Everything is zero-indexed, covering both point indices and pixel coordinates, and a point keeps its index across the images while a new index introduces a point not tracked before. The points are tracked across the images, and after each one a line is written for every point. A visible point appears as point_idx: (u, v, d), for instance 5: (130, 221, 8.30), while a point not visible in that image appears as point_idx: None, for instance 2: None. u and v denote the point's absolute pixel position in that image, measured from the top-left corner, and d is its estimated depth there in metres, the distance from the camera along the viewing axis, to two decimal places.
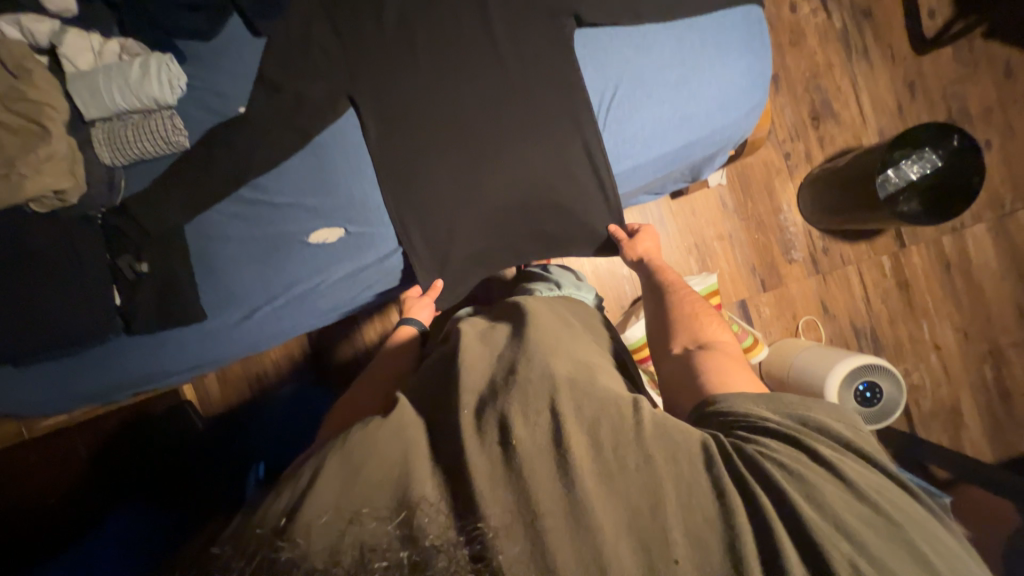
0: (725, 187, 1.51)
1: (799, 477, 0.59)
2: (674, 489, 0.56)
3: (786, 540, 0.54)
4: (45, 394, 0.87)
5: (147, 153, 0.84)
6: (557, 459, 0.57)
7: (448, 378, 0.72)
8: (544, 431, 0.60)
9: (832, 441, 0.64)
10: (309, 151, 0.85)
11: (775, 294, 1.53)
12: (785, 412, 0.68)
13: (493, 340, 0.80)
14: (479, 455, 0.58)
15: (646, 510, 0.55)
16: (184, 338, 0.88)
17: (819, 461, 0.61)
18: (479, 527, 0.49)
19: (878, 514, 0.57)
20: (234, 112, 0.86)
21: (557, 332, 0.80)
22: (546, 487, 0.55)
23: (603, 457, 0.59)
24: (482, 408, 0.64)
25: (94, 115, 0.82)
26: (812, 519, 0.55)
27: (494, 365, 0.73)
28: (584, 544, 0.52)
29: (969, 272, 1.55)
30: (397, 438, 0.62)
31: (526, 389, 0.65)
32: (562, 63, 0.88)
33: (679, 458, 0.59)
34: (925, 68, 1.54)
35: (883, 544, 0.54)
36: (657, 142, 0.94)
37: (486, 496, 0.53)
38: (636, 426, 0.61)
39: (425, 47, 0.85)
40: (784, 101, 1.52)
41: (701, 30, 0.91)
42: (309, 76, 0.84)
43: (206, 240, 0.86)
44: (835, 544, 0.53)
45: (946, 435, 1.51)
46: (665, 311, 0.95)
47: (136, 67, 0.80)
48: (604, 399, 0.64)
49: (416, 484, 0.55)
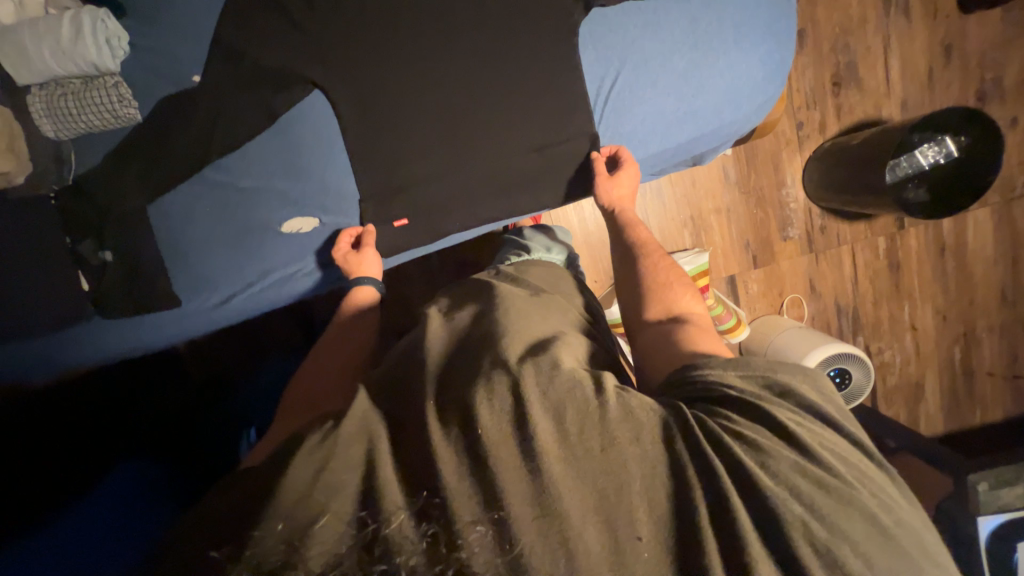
0: (729, 157, 1.43)
1: (757, 447, 0.53)
2: (637, 471, 0.51)
3: (745, 518, 0.49)
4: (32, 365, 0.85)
5: (96, 126, 0.76)
6: (522, 446, 0.52)
7: (411, 361, 0.67)
8: (507, 417, 0.54)
9: (795, 405, 0.57)
10: (274, 132, 0.79)
11: (765, 271, 1.50)
12: (750, 376, 0.60)
13: (455, 322, 0.77)
14: (443, 440, 0.53)
15: (611, 495, 0.50)
16: (160, 321, 0.85)
17: (783, 432, 0.54)
18: (456, 530, 0.47)
19: (842, 483, 0.51)
20: (188, 82, 0.77)
21: (524, 309, 0.76)
22: (512, 478, 0.50)
23: (568, 441, 0.53)
24: (445, 401, 0.57)
25: (30, 80, 0.73)
26: (768, 489, 0.50)
27: (452, 350, 0.69)
28: (550, 533, 0.47)
29: (962, 256, 1.53)
30: (362, 424, 0.56)
31: (492, 374, 0.59)
32: (551, 46, 0.82)
33: (643, 436, 0.53)
34: (966, 31, 1.40)
35: (843, 510, 0.50)
36: (656, 138, 0.90)
37: (456, 493, 0.49)
38: (601, 409, 0.54)
39: (408, 19, 0.79)
40: (807, 62, 1.38)
41: (719, 10, 0.85)
42: (275, 48, 0.76)
43: (171, 223, 0.81)
44: (790, 511, 0.49)
45: (906, 409, 1.59)
46: (635, 276, 0.82)
47: (67, 24, 0.70)
48: (568, 380, 0.58)
49: (387, 485, 0.50)
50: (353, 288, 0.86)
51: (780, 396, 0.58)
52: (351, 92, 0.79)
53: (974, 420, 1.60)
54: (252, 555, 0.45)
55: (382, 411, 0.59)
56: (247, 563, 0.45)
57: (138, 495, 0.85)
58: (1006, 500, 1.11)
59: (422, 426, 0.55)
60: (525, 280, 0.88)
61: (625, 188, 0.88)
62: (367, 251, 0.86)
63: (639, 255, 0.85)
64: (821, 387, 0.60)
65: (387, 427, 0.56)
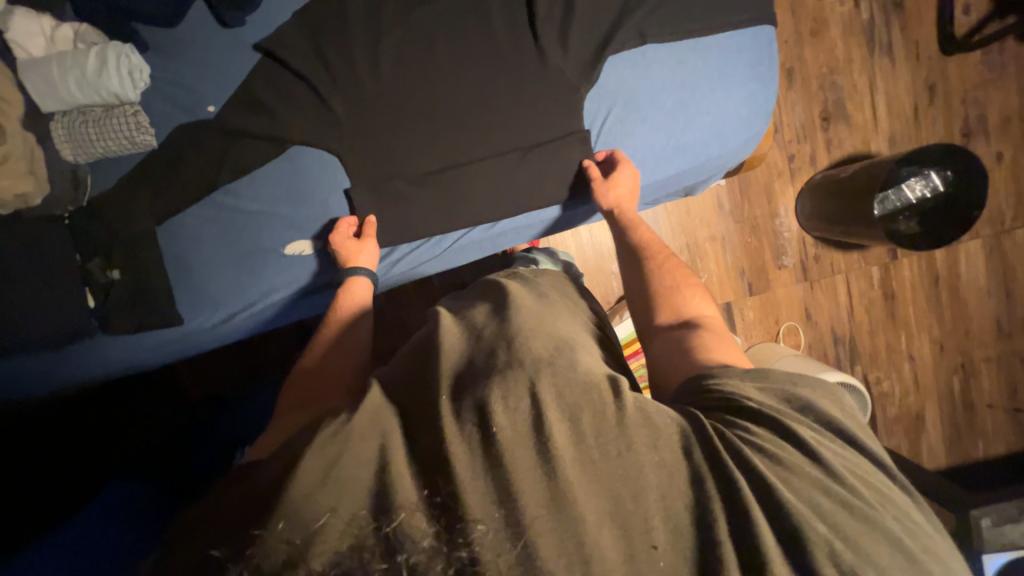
0: (723, 187, 1.47)
1: (779, 462, 0.52)
2: (654, 477, 0.50)
3: (762, 522, 0.48)
4: (36, 377, 0.86)
5: (111, 151, 0.81)
6: (539, 447, 0.50)
7: (424, 353, 0.65)
8: (524, 418, 0.52)
9: (816, 423, 0.57)
10: (282, 160, 0.84)
11: (760, 298, 1.51)
12: (768, 389, 0.60)
13: (469, 321, 0.71)
14: (458, 440, 0.50)
15: (627, 498, 0.49)
16: (162, 339, 0.87)
17: (800, 444, 0.54)
18: (462, 526, 0.45)
19: (862, 501, 0.51)
20: (203, 112, 0.83)
21: (538, 310, 0.72)
22: (527, 479, 0.48)
23: (583, 443, 0.51)
24: (460, 396, 0.54)
25: (53, 108, 0.77)
26: (790, 503, 0.49)
27: (471, 347, 0.64)
28: (567, 535, 0.46)
29: (956, 286, 1.55)
30: (374, 419, 0.53)
31: (507, 372, 0.56)
32: (552, 78, 0.86)
33: (660, 444, 0.52)
34: (949, 70, 1.46)
35: (863, 529, 0.49)
36: (647, 170, 0.94)
37: (469, 490, 0.47)
38: (618, 414, 0.53)
39: (413, 54, 0.84)
40: (796, 98, 1.44)
41: (704, 53, 0.89)
42: (291, 81, 0.82)
43: (179, 244, 0.84)
44: (813, 529, 0.48)
45: (907, 440, 1.56)
46: (645, 277, 0.84)
47: (94, 57, 0.75)
48: (584, 382, 0.56)
49: (399, 480, 0.48)
50: (348, 278, 0.85)
51: (799, 411, 0.58)
52: (359, 124, 0.84)
53: (977, 454, 1.57)
54: (253, 553, 0.43)
55: (394, 410, 0.55)
56: (249, 562, 0.43)
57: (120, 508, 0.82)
58: (1009, 536, 1.08)
59: (435, 422, 0.52)
60: (536, 282, 0.85)
61: (620, 188, 0.88)
62: (365, 243, 0.86)
63: (649, 256, 0.86)
64: (841, 404, 0.59)
65: (400, 423, 0.54)
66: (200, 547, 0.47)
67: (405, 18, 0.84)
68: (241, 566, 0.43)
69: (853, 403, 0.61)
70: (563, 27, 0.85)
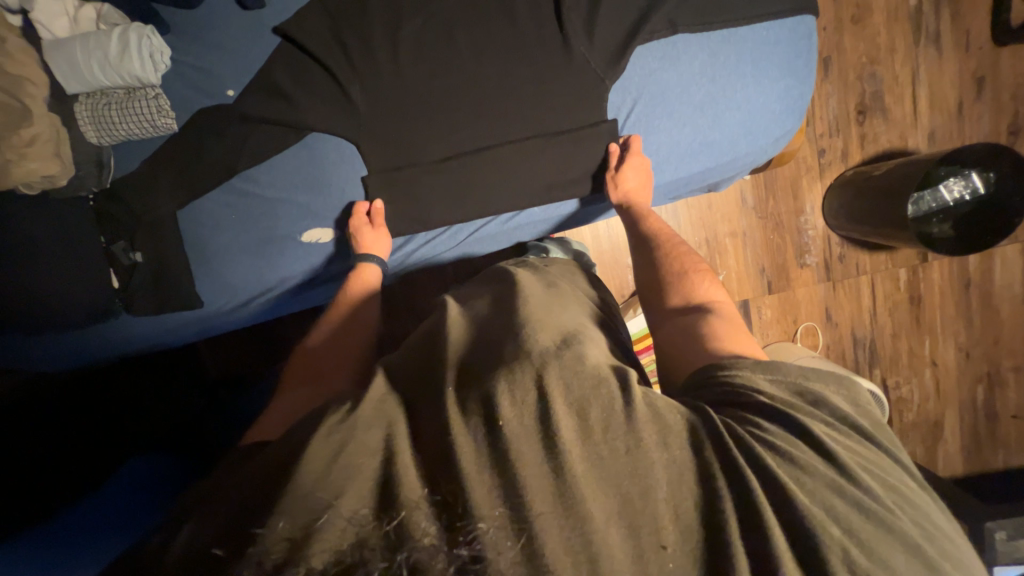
0: (747, 181, 1.42)
1: (793, 462, 0.51)
2: (664, 474, 0.49)
3: (775, 527, 0.47)
4: (67, 349, 0.90)
5: (134, 133, 0.81)
6: (545, 441, 0.49)
7: (434, 343, 0.64)
8: (532, 411, 0.51)
9: (830, 418, 0.55)
10: (300, 147, 0.83)
11: (779, 297, 1.48)
12: (781, 382, 0.58)
13: (475, 310, 0.71)
14: (463, 431, 0.50)
15: (637, 498, 0.48)
16: (183, 319, 0.89)
17: (817, 445, 0.52)
18: (463, 524, 0.45)
19: (883, 508, 0.49)
20: (222, 95, 0.83)
21: (547, 302, 0.71)
22: (533, 472, 0.48)
23: (592, 439, 0.50)
24: (465, 389, 0.54)
25: (77, 89, 0.78)
26: (807, 510, 0.48)
27: (480, 336, 0.64)
28: (573, 533, 0.45)
29: (987, 293, 1.49)
30: (379, 408, 0.55)
31: (515, 364, 0.55)
32: (574, 66, 0.83)
33: (670, 441, 0.51)
34: (1000, 63, 1.37)
35: (882, 537, 0.48)
36: (670, 166, 0.92)
37: (474, 482, 0.47)
38: (626, 408, 0.52)
39: (432, 40, 0.82)
40: (832, 89, 1.37)
41: (738, 44, 0.85)
42: (310, 68, 0.81)
43: (199, 227, 0.85)
44: (829, 536, 0.47)
45: (923, 447, 1.52)
46: (655, 268, 0.83)
47: (115, 39, 0.75)
48: (593, 376, 0.55)
49: (405, 476, 0.48)
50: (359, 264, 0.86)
51: (811, 405, 0.56)
52: (376, 111, 0.82)
53: (996, 464, 1.53)
54: (253, 553, 0.43)
55: (400, 400, 0.56)
56: (249, 560, 0.43)
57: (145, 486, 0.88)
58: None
59: (442, 414, 0.52)
60: (545, 271, 0.84)
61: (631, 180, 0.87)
62: (378, 232, 0.87)
63: (657, 245, 0.86)
64: (853, 397, 0.58)
65: (408, 415, 0.54)
66: (208, 532, 0.48)
67: (426, 3, 0.82)
68: (241, 565, 0.43)
69: (867, 396, 0.59)
70: (590, 13, 0.82)
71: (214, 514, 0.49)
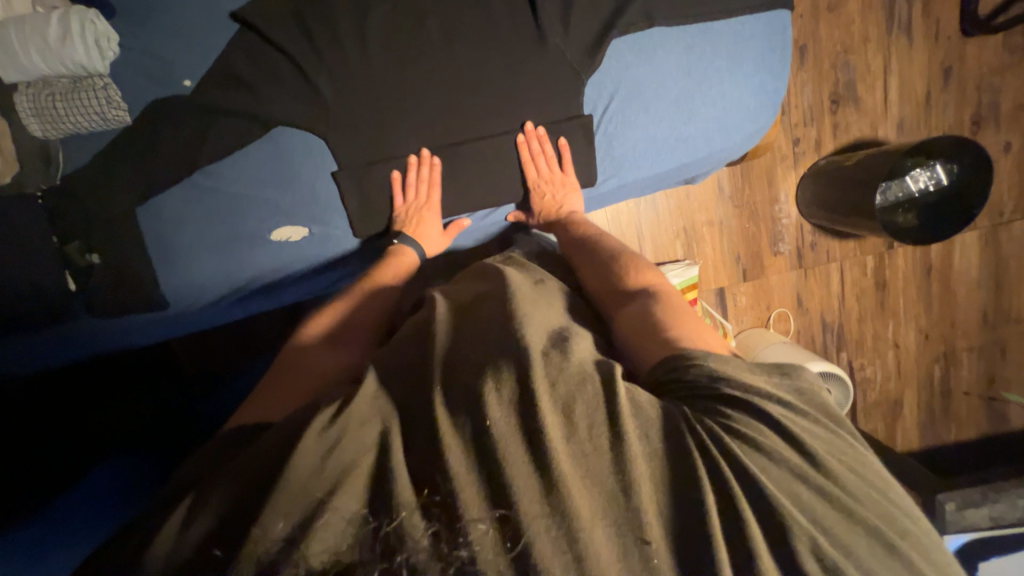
0: (724, 171, 1.43)
1: (765, 452, 0.53)
2: (647, 471, 0.50)
3: (752, 521, 0.49)
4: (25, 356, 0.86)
5: (83, 127, 0.77)
6: (529, 440, 0.49)
7: (416, 343, 0.63)
8: (517, 409, 0.51)
9: (796, 409, 0.56)
10: (267, 141, 0.79)
11: (754, 284, 1.51)
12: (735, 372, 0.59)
13: (461, 308, 0.70)
14: (452, 432, 0.50)
15: (621, 495, 0.49)
16: (151, 321, 0.86)
17: (789, 437, 0.54)
18: (461, 525, 0.45)
19: (853, 498, 0.51)
20: (177, 84, 0.78)
21: (532, 298, 0.70)
22: (522, 473, 0.48)
23: (577, 436, 0.51)
24: (450, 391, 0.53)
25: (16, 78, 0.73)
26: (781, 500, 0.50)
27: (461, 335, 0.63)
28: (561, 532, 0.46)
29: (947, 277, 1.56)
30: (374, 404, 0.54)
31: (502, 363, 0.54)
32: (551, 57, 0.81)
33: (651, 436, 0.53)
34: (967, 54, 1.40)
35: (851, 524, 0.50)
36: (646, 161, 0.91)
37: (462, 483, 0.47)
38: (611, 407, 0.52)
39: (404, 28, 0.79)
40: (807, 78, 1.38)
41: (715, 39, 0.85)
42: (274, 56, 0.77)
43: (159, 226, 0.80)
44: (797, 523, 0.49)
45: (883, 423, 1.61)
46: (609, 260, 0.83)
47: (54, 24, 0.70)
48: (579, 374, 0.55)
49: (398, 477, 0.48)
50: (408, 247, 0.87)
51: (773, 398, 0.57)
52: (345, 103, 0.79)
53: (949, 438, 1.63)
54: (250, 553, 0.45)
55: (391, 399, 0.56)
56: (250, 559, 0.45)
57: (117, 492, 0.85)
58: (971, 519, 1.11)
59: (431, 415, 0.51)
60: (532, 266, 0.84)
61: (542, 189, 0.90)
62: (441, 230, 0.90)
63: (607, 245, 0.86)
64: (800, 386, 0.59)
65: (400, 417, 0.53)
66: (196, 537, 0.48)
67: None
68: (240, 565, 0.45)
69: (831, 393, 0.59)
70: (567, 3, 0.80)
71: (199, 520, 0.49)
